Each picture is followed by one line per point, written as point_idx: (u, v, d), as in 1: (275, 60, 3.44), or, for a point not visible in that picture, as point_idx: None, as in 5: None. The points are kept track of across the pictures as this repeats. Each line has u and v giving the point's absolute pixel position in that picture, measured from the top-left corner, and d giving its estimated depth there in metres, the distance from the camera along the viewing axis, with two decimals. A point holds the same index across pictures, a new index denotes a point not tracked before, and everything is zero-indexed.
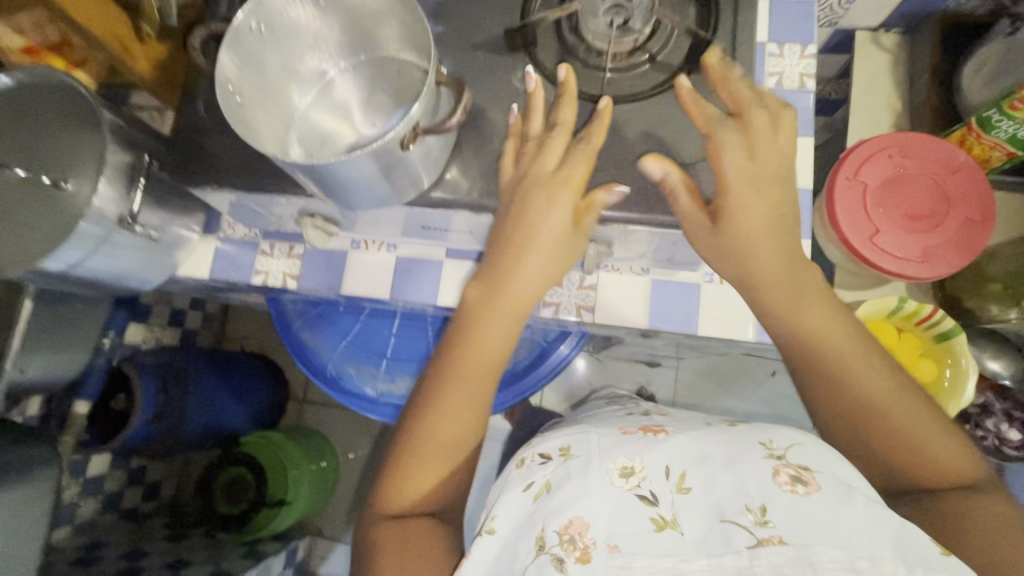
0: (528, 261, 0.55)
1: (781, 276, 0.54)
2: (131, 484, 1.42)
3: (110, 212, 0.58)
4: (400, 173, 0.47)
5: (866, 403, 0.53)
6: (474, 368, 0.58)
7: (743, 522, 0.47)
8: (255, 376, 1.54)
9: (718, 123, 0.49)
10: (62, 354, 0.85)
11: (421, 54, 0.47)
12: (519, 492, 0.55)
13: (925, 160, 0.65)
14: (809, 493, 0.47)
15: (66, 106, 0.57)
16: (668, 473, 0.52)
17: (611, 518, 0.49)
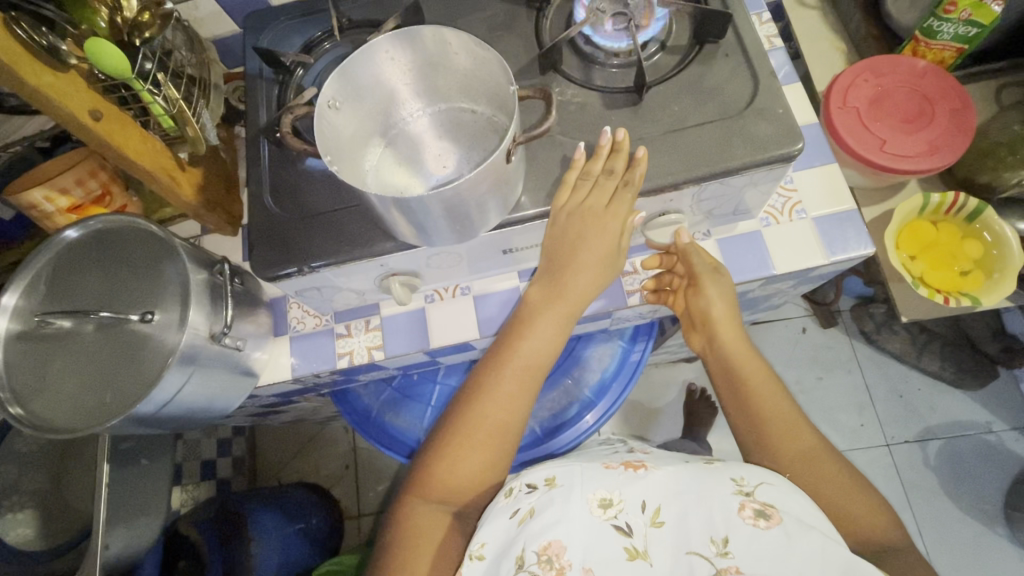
0: (578, 273, 0.59)
1: (729, 317, 0.66)
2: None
3: (203, 330, 0.57)
4: (491, 199, 0.50)
5: (771, 424, 0.64)
6: (533, 371, 0.61)
7: (706, 554, 0.49)
8: (305, 504, 1.44)
9: (743, 75, 0.55)
10: (137, 520, 0.79)
11: (487, 94, 0.52)
12: (504, 519, 0.55)
13: (895, 75, 0.75)
14: (770, 528, 0.49)
15: (140, 246, 0.59)
16: (643, 507, 0.54)
17: (588, 545, 0.51)
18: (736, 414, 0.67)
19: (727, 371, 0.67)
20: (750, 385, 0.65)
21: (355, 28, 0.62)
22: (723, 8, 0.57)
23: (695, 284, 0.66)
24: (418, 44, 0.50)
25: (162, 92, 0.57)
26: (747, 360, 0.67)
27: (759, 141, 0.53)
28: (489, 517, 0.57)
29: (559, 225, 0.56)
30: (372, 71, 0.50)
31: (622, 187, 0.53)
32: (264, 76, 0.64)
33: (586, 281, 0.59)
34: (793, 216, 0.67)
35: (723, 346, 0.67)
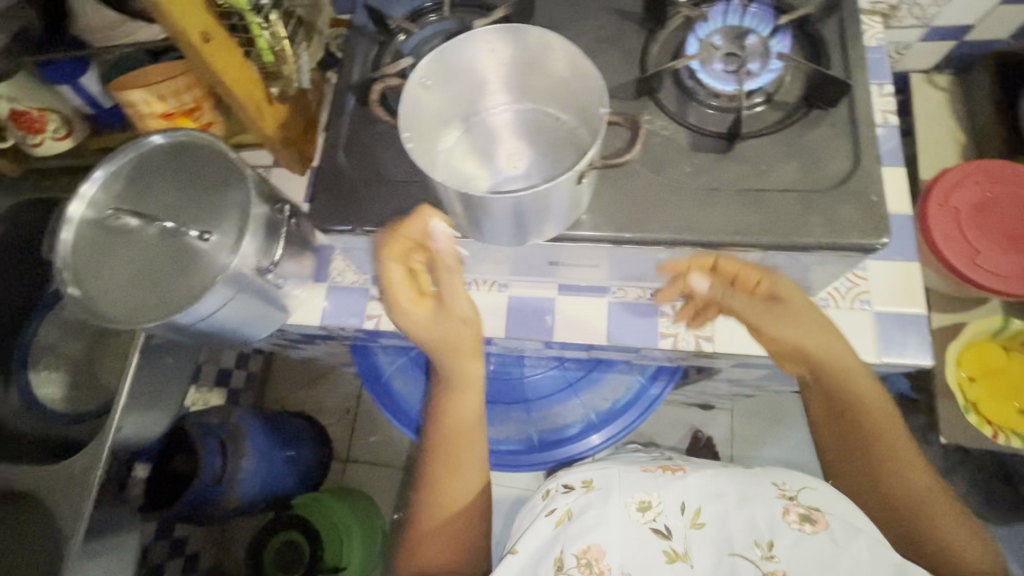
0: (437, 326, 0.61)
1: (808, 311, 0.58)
2: (173, 556, 1.36)
3: (249, 263, 0.59)
4: (535, 219, 0.49)
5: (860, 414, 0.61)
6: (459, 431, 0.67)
7: (751, 556, 0.55)
8: (301, 435, 1.51)
9: (843, 150, 0.52)
10: (150, 412, 0.85)
11: (572, 104, 0.51)
12: (542, 519, 0.64)
13: (1011, 185, 0.69)
14: (816, 532, 0.55)
15: (213, 166, 0.62)
16: (682, 509, 0.60)
17: (625, 547, 0.58)
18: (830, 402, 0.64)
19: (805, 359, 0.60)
20: (865, 422, 0.61)
21: (466, 7, 0.63)
22: (844, 76, 0.54)
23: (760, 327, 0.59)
24: (519, 43, 0.49)
25: (270, 28, 0.59)
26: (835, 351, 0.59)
27: (842, 225, 0.50)
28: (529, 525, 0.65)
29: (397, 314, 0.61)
30: (468, 60, 0.50)
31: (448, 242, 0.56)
32: (368, 32, 0.64)
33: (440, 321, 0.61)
34: (855, 305, 0.63)
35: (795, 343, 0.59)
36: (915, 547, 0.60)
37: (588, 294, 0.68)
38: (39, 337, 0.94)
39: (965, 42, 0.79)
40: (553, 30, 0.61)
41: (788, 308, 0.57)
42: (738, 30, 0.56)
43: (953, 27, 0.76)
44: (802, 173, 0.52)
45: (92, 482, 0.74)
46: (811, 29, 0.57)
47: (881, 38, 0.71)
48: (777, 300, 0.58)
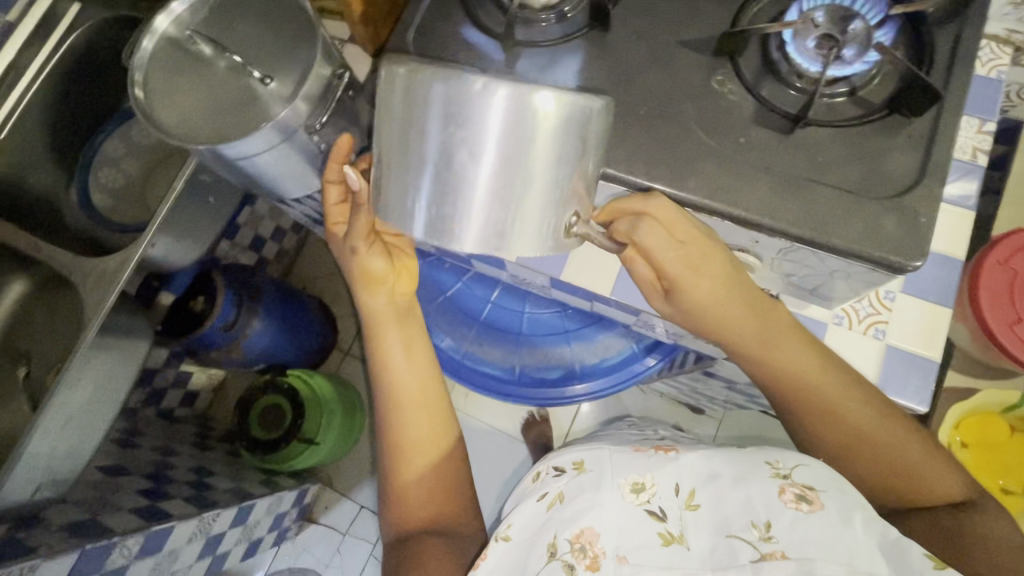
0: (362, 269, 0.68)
1: (753, 319, 0.61)
2: (176, 386, 1.48)
3: (298, 118, 0.61)
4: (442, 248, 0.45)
5: (814, 399, 0.61)
6: (406, 353, 0.72)
7: (748, 538, 0.54)
8: (311, 319, 1.55)
9: (911, 164, 0.50)
10: (180, 241, 0.91)
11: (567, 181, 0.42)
12: (535, 502, 0.66)
13: None
14: (813, 511, 0.54)
15: (291, 19, 0.63)
16: (678, 492, 0.59)
17: (620, 532, 0.58)
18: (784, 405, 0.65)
19: (756, 362, 0.63)
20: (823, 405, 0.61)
21: None
22: (940, 87, 0.50)
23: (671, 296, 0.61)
24: (516, 111, 0.37)
25: None
26: (777, 351, 0.61)
27: (878, 235, 0.48)
28: (519, 506, 0.68)
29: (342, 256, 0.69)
30: (461, 80, 0.37)
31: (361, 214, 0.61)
32: None
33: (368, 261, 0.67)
34: (868, 332, 0.62)
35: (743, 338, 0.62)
36: (885, 483, 0.61)
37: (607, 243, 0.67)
38: (103, 148, 1.01)
39: None
40: None
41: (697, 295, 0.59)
42: (845, 11, 0.52)
43: None
44: (859, 175, 0.50)
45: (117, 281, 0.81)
46: (923, 32, 0.53)
47: (1001, 70, 0.65)
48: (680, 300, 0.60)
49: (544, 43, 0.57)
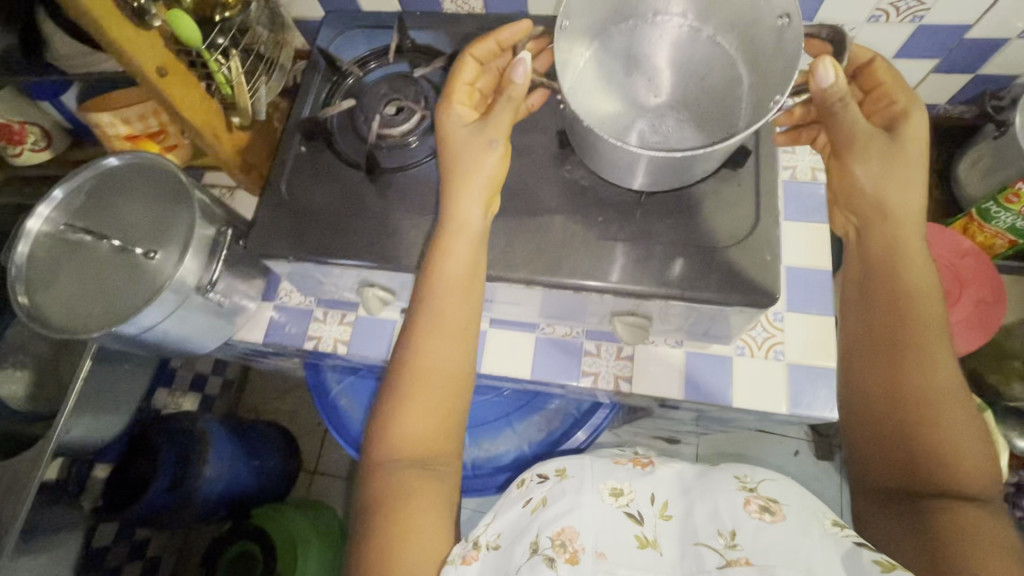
0: (465, 159, 0.55)
1: (889, 186, 0.55)
2: (134, 559, 1.37)
3: (189, 280, 0.63)
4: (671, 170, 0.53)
5: (909, 300, 0.54)
6: (460, 282, 0.55)
7: (715, 545, 0.50)
8: (264, 440, 1.50)
9: (746, 211, 0.56)
10: (99, 414, 0.87)
11: (759, 84, 0.54)
12: (517, 507, 0.57)
13: (933, 246, 0.72)
14: (775, 522, 0.50)
15: (163, 187, 0.65)
16: (653, 500, 0.56)
17: (601, 530, 0.52)
18: (869, 288, 0.56)
19: (885, 242, 0.55)
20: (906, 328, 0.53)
21: (414, 53, 0.68)
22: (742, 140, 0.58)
23: (844, 157, 0.56)
24: (688, 39, 0.57)
25: (226, 64, 0.64)
26: (904, 229, 0.55)
27: (733, 281, 0.53)
28: (500, 513, 0.58)
29: (443, 129, 0.58)
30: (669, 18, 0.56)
31: (505, 104, 0.54)
32: (320, 71, 0.68)
33: (470, 152, 0.55)
34: (769, 355, 0.66)
35: (874, 193, 0.55)
36: (898, 452, 0.51)
37: (516, 328, 0.70)
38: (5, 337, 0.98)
39: None
40: None
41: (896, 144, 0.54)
42: None
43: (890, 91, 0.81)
44: (706, 231, 0.56)
45: (30, 483, 0.74)
46: None
47: None
48: (895, 134, 0.55)
49: (421, 162, 0.63)
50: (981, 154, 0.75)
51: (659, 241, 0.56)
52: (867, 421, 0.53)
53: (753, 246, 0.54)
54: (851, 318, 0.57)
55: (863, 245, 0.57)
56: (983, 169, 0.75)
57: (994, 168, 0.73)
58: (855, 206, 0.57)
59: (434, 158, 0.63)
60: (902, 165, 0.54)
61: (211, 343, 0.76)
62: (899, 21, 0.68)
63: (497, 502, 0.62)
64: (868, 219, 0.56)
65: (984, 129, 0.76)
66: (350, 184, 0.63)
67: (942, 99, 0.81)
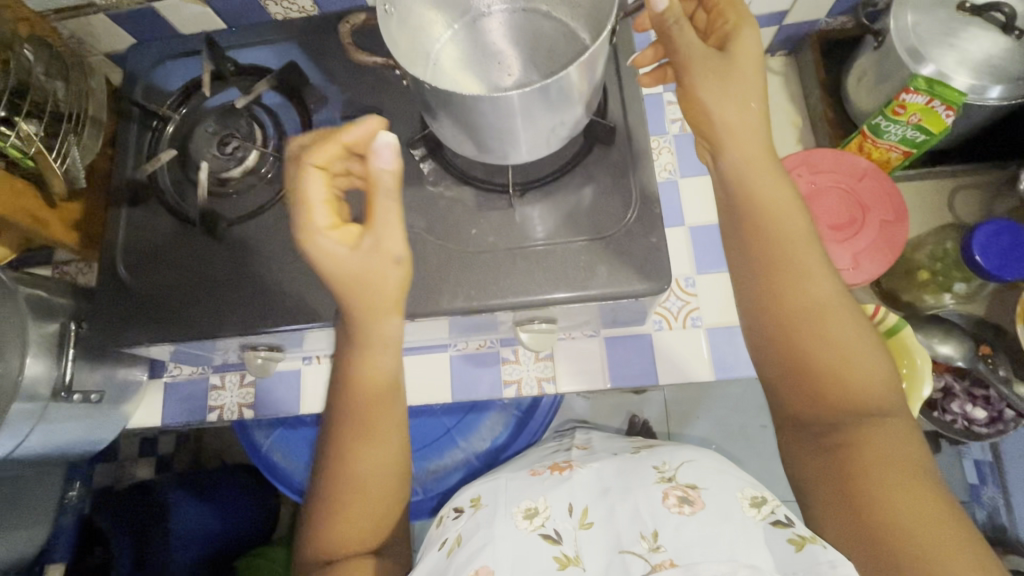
0: (367, 289, 0.46)
1: (742, 114, 0.48)
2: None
3: (41, 389, 0.56)
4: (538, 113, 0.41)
5: (767, 219, 0.49)
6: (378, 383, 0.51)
7: (639, 551, 0.47)
8: (244, 490, 1.36)
9: (622, 191, 0.52)
10: (8, 534, 0.79)
11: (593, 27, 0.48)
12: (434, 552, 0.55)
13: (832, 172, 0.70)
14: (694, 513, 0.48)
15: None
16: (570, 511, 0.53)
17: (518, 560, 0.49)
18: (734, 221, 0.50)
19: (733, 177, 0.50)
20: (772, 254, 0.49)
21: (239, 77, 0.59)
22: (603, 114, 0.55)
23: (688, 88, 0.50)
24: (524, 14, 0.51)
25: (15, 133, 0.55)
26: (750, 148, 0.49)
27: (621, 272, 0.50)
28: (421, 560, 0.56)
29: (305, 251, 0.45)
30: None
31: (381, 193, 0.43)
32: (135, 119, 0.60)
33: (374, 271, 0.45)
34: (687, 323, 0.64)
35: (724, 128, 0.49)
36: (806, 396, 0.48)
37: (427, 352, 0.66)
38: None
39: (786, 26, 0.79)
40: (333, 88, 0.59)
41: (731, 65, 0.48)
42: None
43: (769, 14, 0.76)
44: (585, 223, 0.52)
45: None
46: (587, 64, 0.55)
47: None
48: (727, 54, 0.48)
49: (273, 201, 0.56)
50: (865, 68, 0.73)
51: (541, 241, 0.51)
52: (763, 356, 0.50)
53: (635, 230, 0.51)
54: (732, 252, 0.52)
55: (719, 172, 0.51)
56: (869, 82, 0.73)
57: (879, 80, 0.71)
58: (703, 134, 0.51)
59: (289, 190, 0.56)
60: (736, 89, 0.48)
61: (105, 437, 0.69)
62: None
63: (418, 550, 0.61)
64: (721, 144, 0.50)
65: (865, 41, 0.73)
66: (201, 249, 0.55)
67: (822, 13, 0.77)
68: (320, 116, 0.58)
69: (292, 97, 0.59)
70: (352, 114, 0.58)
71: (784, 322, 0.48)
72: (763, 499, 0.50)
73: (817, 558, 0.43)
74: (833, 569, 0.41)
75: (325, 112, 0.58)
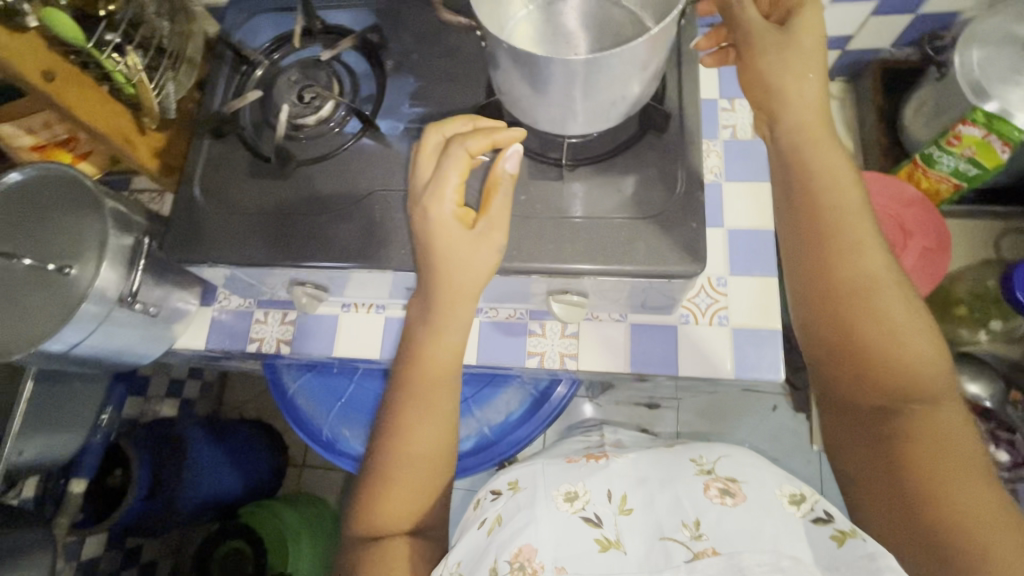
0: (460, 268, 0.50)
1: (805, 91, 0.51)
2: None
3: (110, 293, 0.61)
4: (602, 85, 0.44)
5: (825, 199, 0.51)
6: (448, 351, 0.55)
7: (681, 538, 0.48)
8: (255, 443, 1.43)
9: (668, 178, 0.55)
10: (50, 435, 0.85)
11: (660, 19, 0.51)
12: (475, 531, 0.56)
13: (880, 195, 0.71)
14: (736, 504, 0.50)
15: (69, 196, 0.62)
16: (609, 497, 0.54)
17: (559, 541, 0.50)
18: (792, 203, 0.53)
19: (793, 155, 0.52)
20: (831, 238, 0.50)
21: (325, 35, 0.65)
22: (660, 104, 0.57)
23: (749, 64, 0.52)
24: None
25: (122, 60, 0.60)
26: (814, 127, 0.51)
27: (657, 252, 0.52)
28: (463, 537, 0.58)
29: (425, 220, 0.49)
30: None
31: (500, 190, 0.49)
32: (228, 63, 0.66)
33: (476, 256, 0.49)
34: (713, 321, 0.65)
35: (787, 105, 0.51)
36: (854, 376, 0.50)
37: None
38: None
39: (848, 51, 0.80)
40: (408, 54, 0.63)
41: (789, 37, 0.51)
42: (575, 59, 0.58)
43: (832, 36, 0.78)
44: (629, 204, 0.54)
45: None
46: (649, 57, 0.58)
47: None
48: (788, 28, 0.51)
49: (341, 148, 0.60)
50: (925, 98, 0.74)
51: (584, 213, 0.54)
52: (812, 336, 0.52)
53: (677, 216, 0.53)
54: (785, 233, 0.54)
55: (778, 151, 0.53)
56: (927, 113, 0.73)
57: (937, 111, 0.71)
58: (763, 111, 0.53)
59: (357, 140, 0.60)
60: (799, 66, 0.50)
61: (152, 353, 0.74)
62: None
63: (458, 530, 0.64)
64: (783, 122, 0.52)
65: (927, 72, 0.74)
66: (288, 179, 0.60)
67: (886, 42, 0.78)
68: (393, 78, 0.63)
69: (371, 58, 0.64)
70: (423, 79, 0.62)
71: (835, 303, 0.50)
72: (801, 496, 0.52)
73: (858, 551, 0.45)
74: (874, 561, 0.43)
75: (398, 74, 0.63)
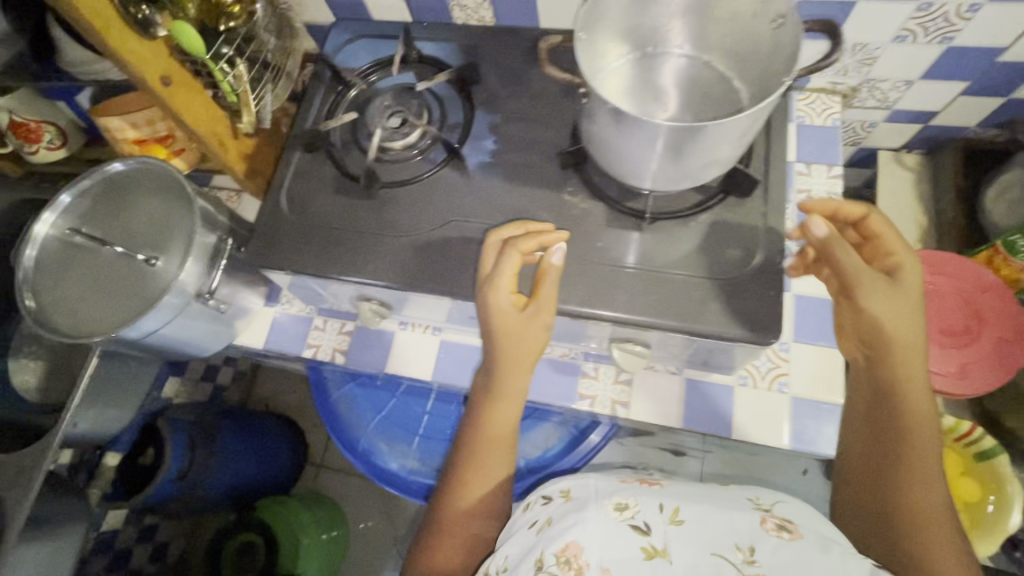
0: (518, 342, 0.53)
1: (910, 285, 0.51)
2: (155, 560, 1.35)
3: (189, 288, 0.63)
4: (699, 146, 0.45)
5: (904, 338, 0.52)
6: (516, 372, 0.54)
7: (732, 560, 0.43)
8: (278, 440, 1.45)
9: (749, 242, 0.54)
10: (100, 411, 0.87)
11: (755, 86, 0.52)
12: (523, 531, 0.52)
13: (955, 277, 0.69)
14: (794, 539, 0.44)
15: (163, 191, 0.65)
16: (660, 507, 0.47)
17: (608, 542, 0.45)
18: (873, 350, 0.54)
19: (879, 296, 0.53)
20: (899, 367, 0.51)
21: (420, 65, 0.67)
22: (744, 166, 0.57)
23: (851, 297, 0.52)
24: (693, 61, 0.55)
25: (232, 72, 0.65)
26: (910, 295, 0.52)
27: (733, 314, 0.51)
28: (507, 538, 0.53)
29: (486, 303, 0.52)
30: (676, 33, 0.54)
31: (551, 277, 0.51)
32: (325, 81, 0.69)
33: (531, 333, 0.52)
34: (773, 386, 0.64)
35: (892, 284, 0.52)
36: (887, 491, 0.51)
37: None
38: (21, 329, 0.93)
39: (931, 125, 0.79)
40: (496, 91, 0.66)
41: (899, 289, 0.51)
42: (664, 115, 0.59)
43: (916, 111, 0.77)
44: (705, 262, 0.54)
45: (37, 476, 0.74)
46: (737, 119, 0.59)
47: (836, 118, 0.73)
48: (896, 281, 0.52)
49: (425, 174, 0.62)
50: None
51: (660, 266, 0.54)
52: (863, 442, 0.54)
53: (756, 281, 0.53)
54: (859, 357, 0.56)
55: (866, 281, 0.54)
56: None
57: None
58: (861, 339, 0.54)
59: (444, 167, 0.62)
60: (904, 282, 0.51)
61: (215, 346, 0.76)
62: (928, 42, 0.65)
63: None
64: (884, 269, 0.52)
65: None
66: (381, 201, 0.62)
67: (971, 122, 0.77)
68: (480, 112, 0.65)
69: (461, 92, 0.66)
70: (509, 117, 0.64)
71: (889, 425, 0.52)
72: None
73: None
74: None
75: (486, 110, 0.65)
